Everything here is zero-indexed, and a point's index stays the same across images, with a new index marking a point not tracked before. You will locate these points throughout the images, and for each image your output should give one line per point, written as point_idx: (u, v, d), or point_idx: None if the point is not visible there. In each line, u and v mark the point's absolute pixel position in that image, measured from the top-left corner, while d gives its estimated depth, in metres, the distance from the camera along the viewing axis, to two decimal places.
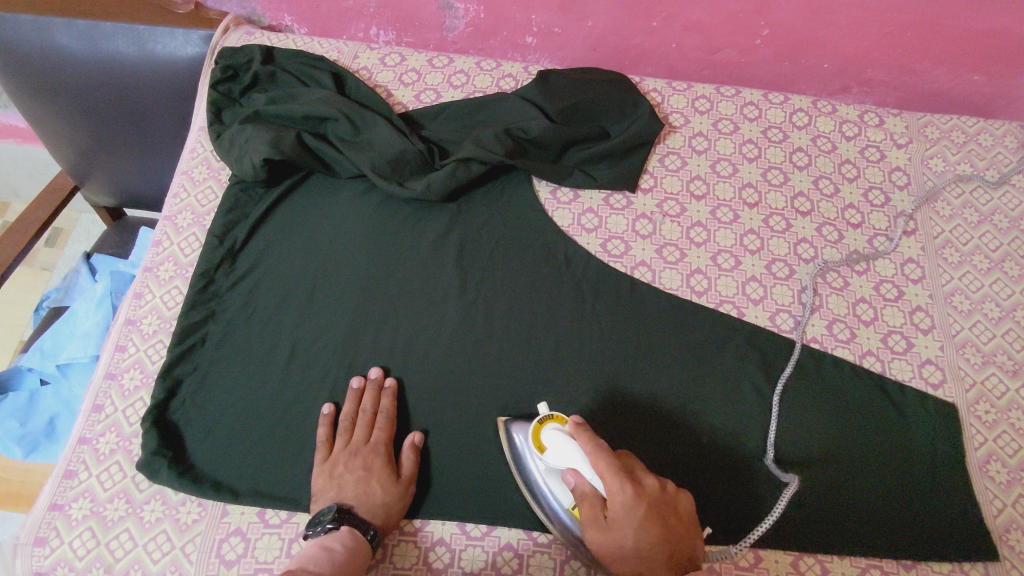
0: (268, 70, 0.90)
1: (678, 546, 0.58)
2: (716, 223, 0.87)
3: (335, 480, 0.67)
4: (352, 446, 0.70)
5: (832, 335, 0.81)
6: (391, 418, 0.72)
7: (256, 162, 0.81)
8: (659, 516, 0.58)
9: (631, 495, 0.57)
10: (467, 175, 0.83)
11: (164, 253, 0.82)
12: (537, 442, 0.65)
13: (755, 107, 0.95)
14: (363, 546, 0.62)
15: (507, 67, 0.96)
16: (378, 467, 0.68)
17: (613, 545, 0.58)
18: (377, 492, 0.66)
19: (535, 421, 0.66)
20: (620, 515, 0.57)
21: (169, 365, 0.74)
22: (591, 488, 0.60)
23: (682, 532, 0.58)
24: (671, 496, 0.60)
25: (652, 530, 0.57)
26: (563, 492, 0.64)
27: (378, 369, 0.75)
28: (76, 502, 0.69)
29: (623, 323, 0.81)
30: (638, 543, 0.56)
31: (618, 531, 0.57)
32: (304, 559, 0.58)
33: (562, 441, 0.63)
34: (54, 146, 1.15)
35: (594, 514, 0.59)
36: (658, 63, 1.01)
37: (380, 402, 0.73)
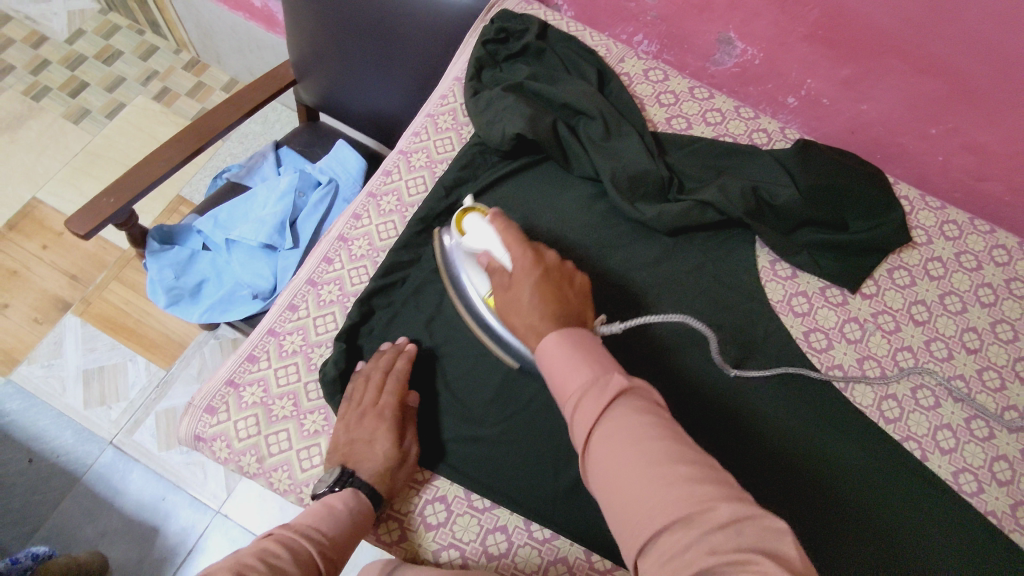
0: (540, 46, 0.91)
1: (569, 305, 0.59)
2: (927, 355, 0.82)
3: (345, 443, 0.67)
4: (361, 407, 0.68)
5: (1015, 517, 0.75)
6: (402, 379, 0.70)
7: (508, 133, 0.81)
8: (552, 277, 0.61)
9: (529, 260, 0.62)
10: (699, 219, 0.81)
11: (392, 185, 0.84)
12: (460, 227, 0.73)
13: (1007, 252, 0.88)
14: (368, 513, 0.62)
15: (764, 122, 0.92)
16: (380, 433, 0.66)
17: (513, 303, 0.60)
18: (382, 462, 0.65)
19: (460, 210, 0.74)
20: (520, 274, 0.61)
21: (370, 294, 0.76)
22: (498, 259, 0.65)
23: (573, 295, 0.61)
24: (569, 271, 0.64)
25: (544, 282, 0.60)
26: (479, 280, 0.71)
27: (404, 338, 0.73)
28: (251, 386, 0.72)
29: (768, 416, 0.77)
30: (530, 293, 0.59)
31: (518, 286, 0.61)
32: (306, 511, 0.59)
33: (477, 221, 0.70)
34: (296, 38, 1.20)
35: (502, 280, 0.63)
36: (914, 170, 0.96)
37: (395, 363, 0.71)
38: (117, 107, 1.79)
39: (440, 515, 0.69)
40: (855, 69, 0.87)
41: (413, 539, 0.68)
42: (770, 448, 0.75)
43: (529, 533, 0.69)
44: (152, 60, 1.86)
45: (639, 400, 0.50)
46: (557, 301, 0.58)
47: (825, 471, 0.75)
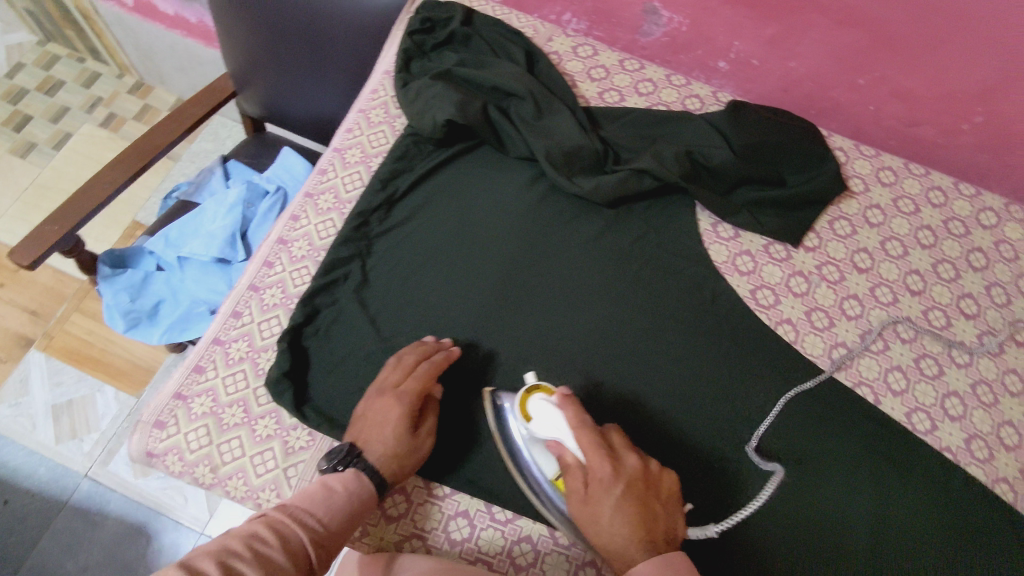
0: (465, 32, 0.91)
1: (657, 526, 0.58)
2: (873, 301, 0.83)
3: (357, 424, 0.65)
4: (379, 387, 0.67)
5: (968, 450, 0.76)
6: (433, 373, 0.68)
7: (439, 120, 0.81)
8: (641, 489, 0.59)
9: (611, 472, 0.59)
10: (636, 188, 0.81)
11: (328, 183, 0.83)
12: (524, 409, 0.66)
13: (942, 193, 0.89)
14: (370, 490, 0.60)
15: (696, 88, 0.93)
16: (394, 416, 0.64)
17: (589, 516, 0.58)
18: (392, 446, 0.63)
19: (525, 387, 0.67)
20: (603, 490, 0.58)
21: (312, 293, 0.76)
22: (578, 458, 0.62)
23: (660, 510, 0.59)
24: (656, 476, 0.61)
25: (630, 503, 0.58)
26: (546, 461, 0.66)
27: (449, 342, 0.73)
28: (199, 397, 0.71)
29: (721, 377, 0.77)
30: (614, 516, 0.57)
31: (596, 505, 0.58)
32: (304, 490, 0.58)
33: (547, 407, 0.64)
34: (229, 49, 1.18)
35: (578, 487, 0.60)
36: (848, 121, 0.97)
37: (431, 357, 0.70)
38: (64, 138, 1.76)
39: (401, 506, 0.69)
40: (780, 27, 0.88)
41: (376, 531, 0.68)
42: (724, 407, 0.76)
43: (491, 515, 0.69)
44: (95, 87, 1.84)
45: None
46: (644, 524, 0.57)
47: (781, 425, 0.76)
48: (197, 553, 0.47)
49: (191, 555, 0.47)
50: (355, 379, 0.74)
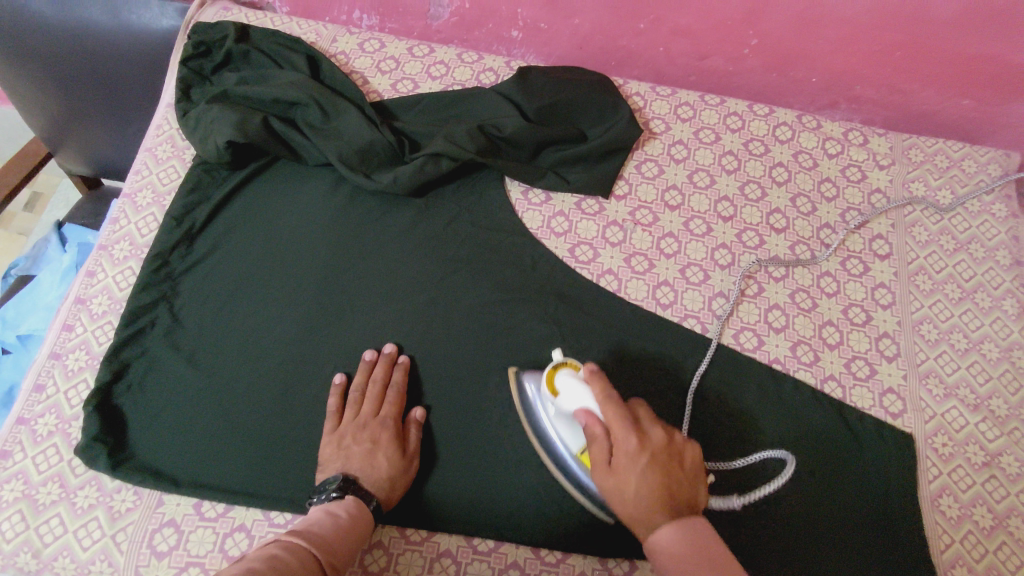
0: (242, 48, 0.88)
1: (681, 492, 0.55)
2: (689, 234, 0.85)
3: (341, 453, 0.68)
4: (361, 418, 0.70)
5: (795, 357, 0.80)
6: (401, 393, 0.73)
7: (219, 144, 0.78)
8: (661, 459, 0.56)
9: (635, 443, 0.57)
10: (436, 172, 0.81)
11: (120, 231, 0.80)
12: (551, 385, 0.67)
13: (739, 118, 0.92)
14: (366, 516, 0.62)
15: (488, 61, 0.93)
16: (384, 441, 0.68)
17: (615, 488, 0.56)
18: (383, 466, 0.67)
19: (551, 364, 0.69)
20: (625, 460, 0.56)
21: (117, 348, 0.73)
22: (601, 424, 0.60)
23: (687, 479, 0.57)
24: (678, 447, 0.59)
25: (654, 471, 0.55)
26: (573, 436, 0.66)
27: (393, 346, 0.76)
28: (9, 483, 0.68)
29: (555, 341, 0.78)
30: (640, 485, 0.55)
31: (620, 472, 0.56)
32: (307, 520, 0.59)
33: (574, 383, 0.65)
34: (25, 112, 1.12)
35: (600, 449, 0.59)
36: (646, 66, 0.98)
37: (392, 375, 0.74)
38: None
39: (242, 544, 0.66)
40: None
41: None
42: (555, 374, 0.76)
43: None
44: None
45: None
46: (666, 498, 0.54)
47: (615, 373, 0.77)
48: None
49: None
50: (174, 427, 0.71)
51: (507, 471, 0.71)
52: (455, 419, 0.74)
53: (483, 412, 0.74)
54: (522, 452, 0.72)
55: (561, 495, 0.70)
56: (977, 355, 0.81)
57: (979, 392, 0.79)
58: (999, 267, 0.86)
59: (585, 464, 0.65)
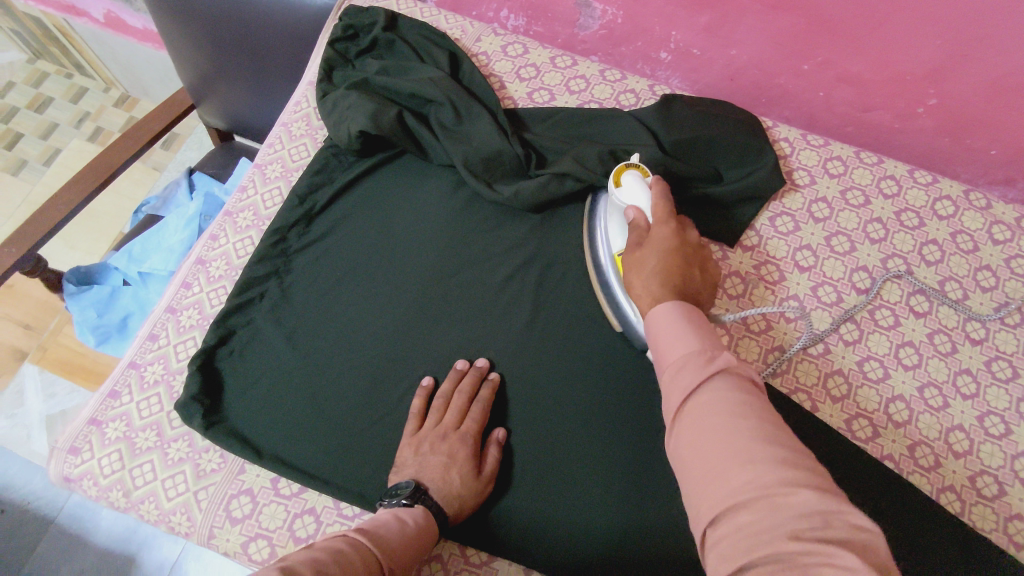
0: (388, 37, 0.88)
1: (691, 284, 0.59)
2: (815, 301, 0.78)
3: (418, 459, 0.67)
4: (441, 428, 0.69)
5: (912, 458, 0.72)
6: (486, 410, 0.71)
7: (352, 131, 0.79)
8: (686, 250, 0.61)
9: (671, 232, 0.62)
10: (558, 191, 0.78)
11: (247, 200, 0.83)
12: (618, 179, 0.73)
13: (895, 182, 0.84)
14: (433, 530, 0.61)
15: (632, 82, 0.89)
16: (461, 457, 0.66)
17: (637, 262, 0.61)
18: (455, 483, 0.65)
19: (621, 163, 0.74)
20: (657, 240, 0.62)
21: (226, 313, 0.75)
22: (646, 220, 0.66)
23: (701, 283, 0.60)
24: (705, 256, 0.63)
25: (675, 257, 0.60)
26: (617, 236, 0.71)
27: (485, 361, 0.74)
28: (113, 422, 0.71)
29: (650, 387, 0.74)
30: (659, 258, 0.59)
31: (649, 248, 0.61)
32: (375, 521, 0.58)
33: (634, 182, 0.70)
34: (181, 64, 1.18)
35: (637, 237, 0.64)
36: (800, 109, 0.91)
37: (479, 391, 0.72)
38: (54, 153, 1.74)
39: (310, 528, 0.68)
40: (715, 14, 0.83)
41: None
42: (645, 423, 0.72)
43: None
44: (82, 101, 1.82)
45: (740, 390, 0.47)
46: (682, 276, 0.58)
47: None
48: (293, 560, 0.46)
49: (284, 562, 0.46)
50: (266, 402, 0.73)
51: (579, 515, 0.68)
52: (535, 447, 0.71)
53: (564, 446, 0.71)
54: (595, 497, 0.69)
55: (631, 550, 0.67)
56: None
57: None
58: None
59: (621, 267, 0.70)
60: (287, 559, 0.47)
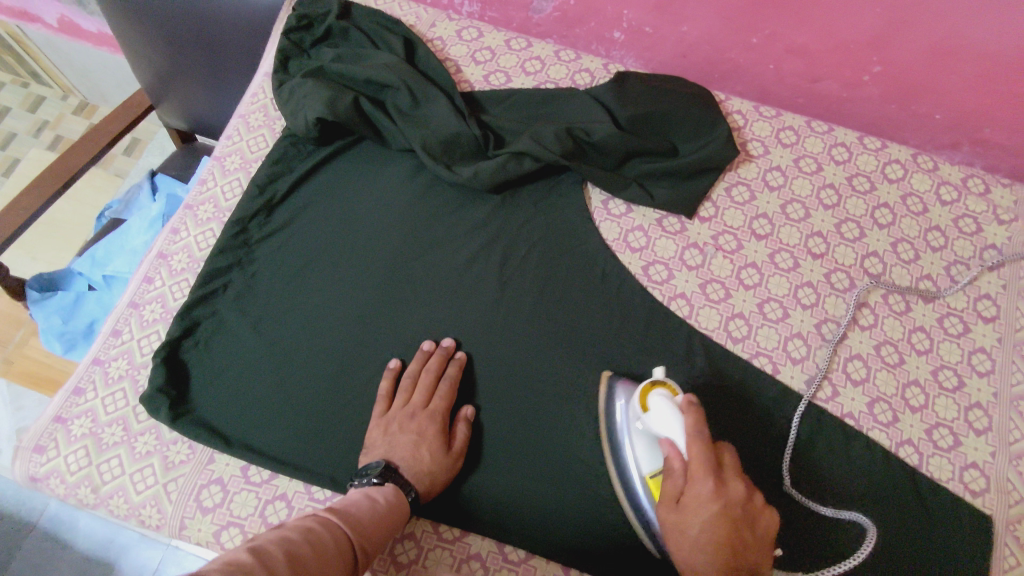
0: (342, 25, 0.88)
1: (744, 555, 0.53)
2: (772, 268, 0.80)
3: (387, 438, 0.68)
4: (409, 407, 0.70)
5: (871, 414, 0.74)
6: (454, 388, 0.72)
7: (309, 120, 0.79)
8: (733, 518, 0.54)
9: (712, 491, 0.54)
10: (517, 170, 0.79)
11: (207, 193, 0.82)
12: (644, 401, 0.64)
13: (845, 149, 0.86)
14: (403, 508, 0.61)
15: (586, 61, 0.90)
16: (430, 434, 0.67)
17: (677, 526, 0.55)
18: (425, 460, 0.66)
19: (649, 379, 0.66)
20: (696, 504, 0.54)
21: (189, 305, 0.75)
22: (682, 461, 0.58)
23: (752, 547, 0.54)
24: (753, 513, 0.55)
25: (721, 524, 0.53)
26: (651, 458, 0.64)
27: (451, 340, 0.75)
28: (79, 419, 0.71)
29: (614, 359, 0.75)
30: (702, 531, 0.53)
31: (687, 512, 0.55)
32: (348, 498, 0.59)
33: (668, 411, 0.60)
34: (137, 64, 1.17)
35: (673, 484, 0.57)
36: (751, 82, 0.93)
37: (446, 368, 0.73)
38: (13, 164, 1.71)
39: (282, 513, 0.68)
40: None
41: None
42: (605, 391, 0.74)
43: None
44: (41, 111, 1.76)
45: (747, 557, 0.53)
46: (733, 543, 0.53)
47: None
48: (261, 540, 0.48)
49: (256, 540, 0.48)
50: (234, 391, 0.73)
51: (548, 485, 0.69)
52: (503, 423, 0.72)
53: (532, 420, 0.72)
54: (564, 468, 0.70)
55: (603, 518, 0.68)
56: None
57: None
58: None
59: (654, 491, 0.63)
60: (259, 538, 0.49)
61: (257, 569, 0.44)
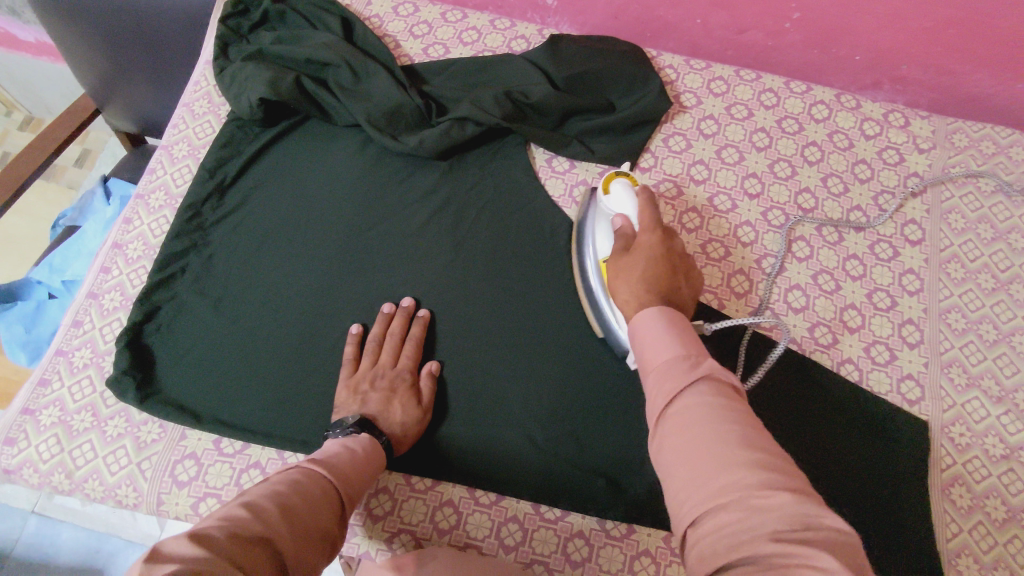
0: (279, 9, 0.89)
1: (676, 288, 0.58)
2: (712, 210, 0.84)
3: (359, 396, 0.70)
4: (378, 367, 0.73)
5: (813, 339, 0.79)
6: (418, 347, 0.75)
7: (253, 101, 0.81)
8: (674, 261, 0.60)
9: (658, 241, 0.61)
10: (460, 136, 0.82)
11: (157, 181, 0.83)
12: (607, 187, 0.72)
13: (774, 94, 0.90)
14: (380, 456, 0.64)
15: (521, 28, 0.92)
16: (401, 390, 0.71)
17: (626, 266, 0.60)
18: (397, 413, 0.69)
19: (611, 170, 0.74)
20: (645, 248, 0.60)
21: (148, 290, 0.76)
22: (633, 228, 0.64)
23: (683, 285, 0.60)
24: (687, 261, 0.62)
25: (662, 263, 0.59)
26: (603, 240, 0.71)
27: (411, 301, 0.77)
28: (47, 409, 0.72)
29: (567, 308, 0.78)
30: (649, 264, 0.58)
31: (637, 254, 0.60)
32: (326, 450, 0.60)
33: (625, 194, 0.68)
34: (78, 69, 1.17)
35: (622, 244, 0.63)
36: (682, 38, 0.96)
37: (409, 329, 0.76)
38: None
39: (257, 480, 0.70)
40: None
41: None
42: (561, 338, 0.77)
43: None
44: None
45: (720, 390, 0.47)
46: (670, 280, 0.58)
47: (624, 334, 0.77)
48: (250, 495, 0.49)
49: (246, 497, 0.48)
50: (200, 369, 0.74)
51: (512, 430, 0.72)
52: (465, 375, 0.75)
53: (492, 372, 0.75)
54: (526, 412, 0.73)
55: (566, 456, 0.71)
56: (1006, 348, 0.79)
57: (1004, 385, 0.77)
58: None
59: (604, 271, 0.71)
60: (248, 494, 0.49)
61: (252, 525, 0.45)
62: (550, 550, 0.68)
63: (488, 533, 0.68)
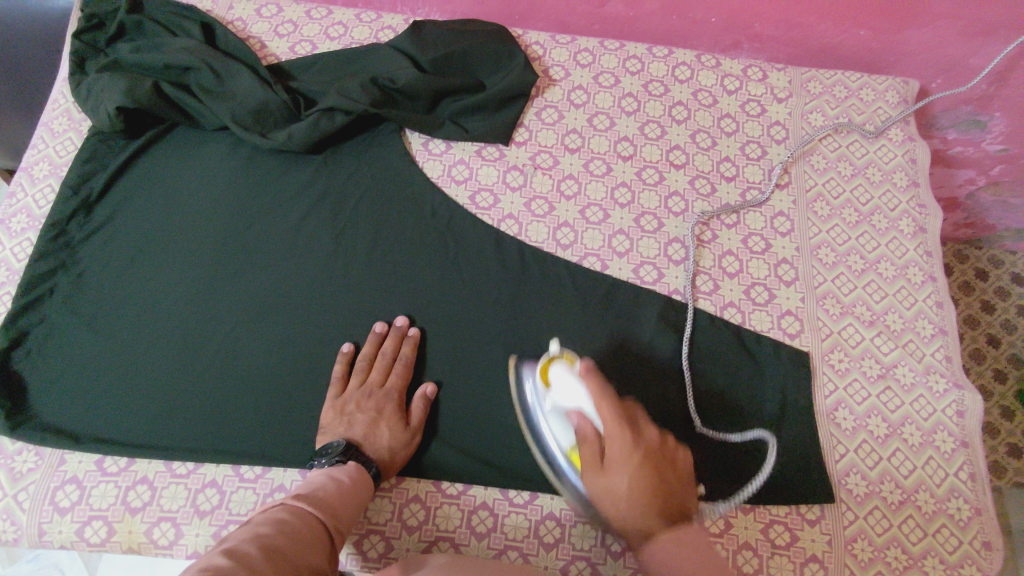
0: (134, 18, 0.87)
1: (670, 496, 0.55)
2: (588, 176, 0.86)
3: (345, 418, 0.68)
4: (366, 388, 0.71)
5: (694, 286, 0.81)
6: (409, 366, 0.73)
7: (110, 111, 0.79)
8: (658, 460, 0.56)
9: (629, 451, 0.55)
10: (330, 126, 0.82)
11: (18, 205, 0.81)
12: (546, 377, 0.67)
13: (638, 61, 0.94)
14: (368, 480, 0.62)
15: (387, 18, 0.93)
16: (389, 412, 0.69)
17: (608, 491, 0.55)
18: (383, 437, 0.67)
19: (545, 359, 0.68)
20: (618, 463, 0.55)
21: (13, 316, 0.73)
22: (596, 429, 0.58)
23: (679, 486, 0.56)
24: (670, 449, 0.58)
25: (647, 473, 0.54)
26: (563, 433, 0.65)
27: (405, 319, 0.76)
28: None
29: (453, 284, 0.78)
30: (632, 485, 0.54)
31: (612, 473, 0.55)
32: (310, 484, 0.58)
33: (570, 380, 0.64)
34: None
35: (591, 452, 0.56)
36: (548, 17, 0.99)
37: (401, 349, 0.74)
38: None
39: (145, 496, 0.67)
40: None
41: (123, 526, 0.65)
42: (450, 314, 0.77)
43: (239, 476, 0.68)
44: None
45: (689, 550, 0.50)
46: (666, 501, 0.54)
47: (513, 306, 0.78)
48: (234, 539, 0.46)
49: (226, 543, 0.45)
50: (74, 389, 0.72)
51: None
52: None
53: None
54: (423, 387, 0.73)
55: (462, 428, 0.72)
56: (873, 274, 0.83)
57: (875, 309, 0.81)
58: (895, 190, 0.88)
59: (576, 461, 0.63)
60: (230, 538, 0.46)
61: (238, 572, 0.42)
62: (454, 525, 0.67)
63: (390, 516, 0.67)
